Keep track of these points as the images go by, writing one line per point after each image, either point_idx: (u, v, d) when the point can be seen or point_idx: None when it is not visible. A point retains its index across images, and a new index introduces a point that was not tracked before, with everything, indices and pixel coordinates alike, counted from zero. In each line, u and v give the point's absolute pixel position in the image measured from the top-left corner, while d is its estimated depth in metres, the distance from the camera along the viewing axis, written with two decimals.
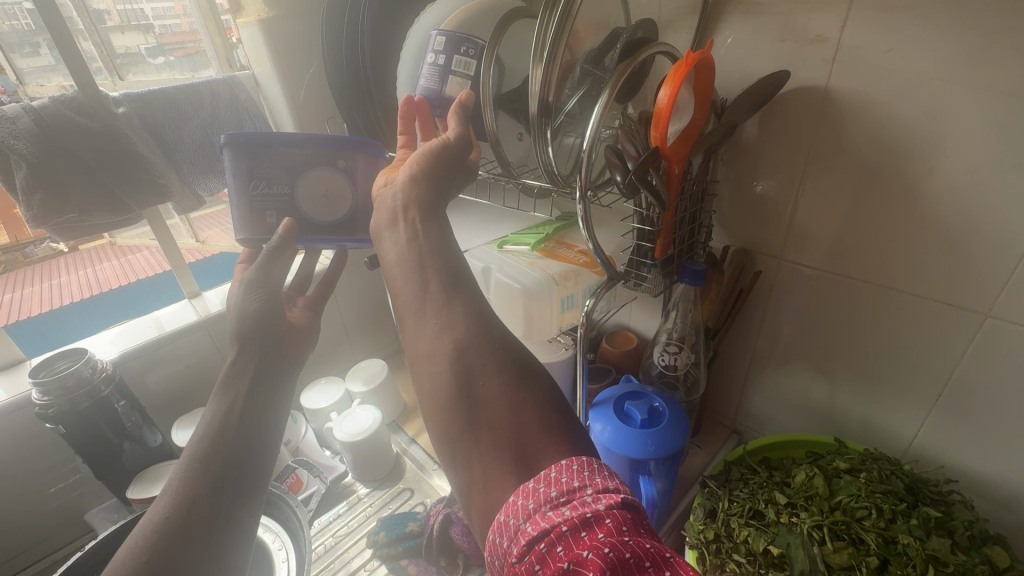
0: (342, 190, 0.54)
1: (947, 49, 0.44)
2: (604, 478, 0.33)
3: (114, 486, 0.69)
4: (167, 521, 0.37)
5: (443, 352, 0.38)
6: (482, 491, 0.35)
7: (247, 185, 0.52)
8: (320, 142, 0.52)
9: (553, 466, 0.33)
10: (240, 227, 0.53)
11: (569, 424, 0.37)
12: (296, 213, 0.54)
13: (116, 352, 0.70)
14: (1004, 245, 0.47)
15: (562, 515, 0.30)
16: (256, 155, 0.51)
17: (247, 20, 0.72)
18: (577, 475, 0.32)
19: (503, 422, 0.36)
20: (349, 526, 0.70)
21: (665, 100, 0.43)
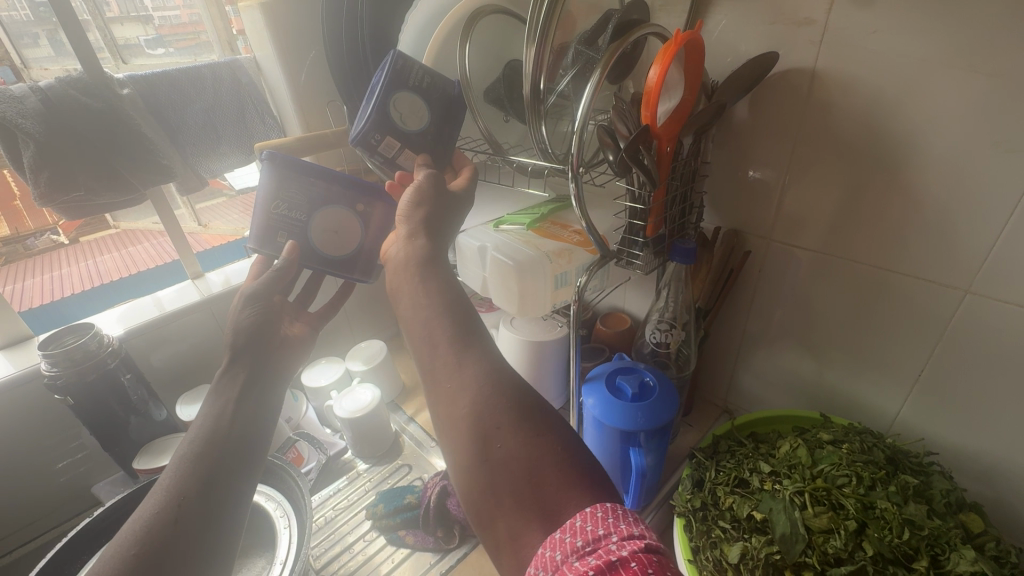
0: (350, 229, 0.59)
1: (928, 30, 0.45)
2: (630, 524, 0.32)
3: (120, 459, 0.71)
4: (175, 484, 0.39)
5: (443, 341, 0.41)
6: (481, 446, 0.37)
7: (270, 203, 0.55)
8: (348, 185, 0.57)
9: (577, 515, 0.33)
10: (253, 239, 0.55)
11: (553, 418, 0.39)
12: (306, 239, 0.57)
13: (121, 329, 0.72)
14: (983, 222, 0.49)
15: (588, 563, 0.30)
16: (290, 175, 0.55)
17: (249, 4, 0.73)
18: (602, 523, 0.32)
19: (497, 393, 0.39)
20: (348, 500, 0.72)
21: (654, 79, 0.45)
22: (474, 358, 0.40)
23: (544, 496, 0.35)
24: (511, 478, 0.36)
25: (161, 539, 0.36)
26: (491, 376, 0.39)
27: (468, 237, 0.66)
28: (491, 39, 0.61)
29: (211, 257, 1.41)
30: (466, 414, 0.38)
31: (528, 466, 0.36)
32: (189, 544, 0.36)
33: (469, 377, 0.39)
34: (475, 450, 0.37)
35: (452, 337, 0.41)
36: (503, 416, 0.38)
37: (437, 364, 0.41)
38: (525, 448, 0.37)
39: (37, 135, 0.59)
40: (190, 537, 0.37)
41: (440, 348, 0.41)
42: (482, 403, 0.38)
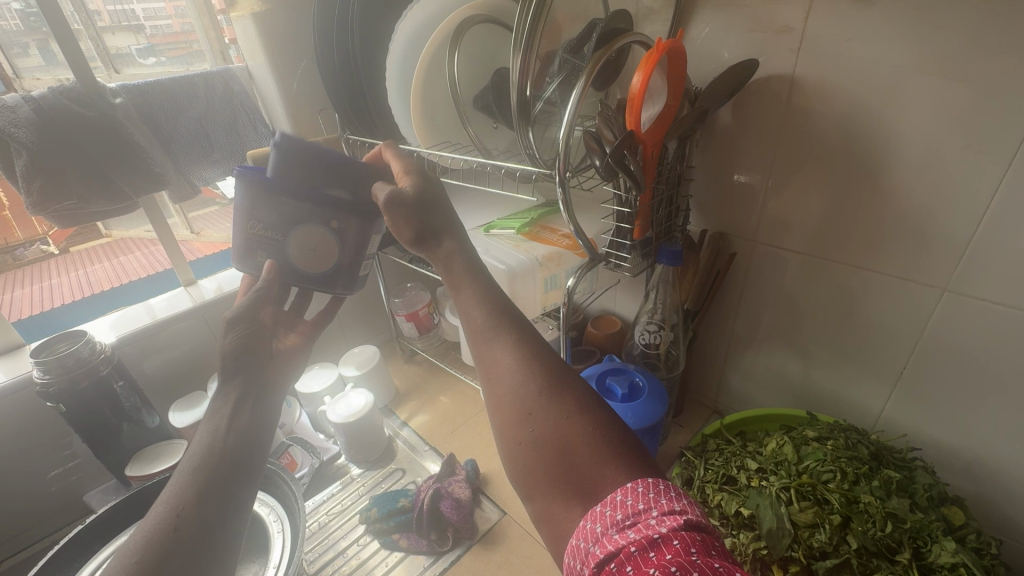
0: (326, 244, 0.59)
1: (900, 37, 0.47)
2: (670, 499, 0.32)
3: (112, 468, 0.71)
4: (176, 493, 0.40)
5: (479, 322, 0.42)
6: (521, 418, 0.38)
7: (245, 224, 0.56)
8: (320, 205, 0.56)
9: (618, 489, 0.33)
10: (235, 259, 0.58)
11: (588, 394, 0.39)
12: (284, 256, 0.58)
13: (114, 336, 0.72)
14: (958, 221, 0.50)
15: (628, 537, 0.31)
16: (262, 196, 0.54)
17: (241, 14, 0.74)
18: (643, 498, 0.32)
19: (528, 378, 0.39)
20: (342, 504, 0.72)
21: (638, 86, 0.46)
22: (508, 339, 0.41)
23: (578, 473, 0.36)
24: (544, 457, 0.37)
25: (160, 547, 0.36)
26: (526, 360, 0.40)
27: None
28: (479, 49, 0.63)
29: (203, 264, 1.40)
30: (509, 396, 0.39)
31: (558, 445, 0.37)
32: (188, 551, 0.37)
33: (497, 365, 0.40)
34: (514, 431, 0.38)
35: (487, 322, 0.42)
36: (536, 404, 0.38)
37: (479, 349, 0.42)
38: (559, 430, 0.37)
39: (29, 145, 0.59)
40: (189, 545, 0.37)
41: (475, 337, 0.42)
42: (515, 389, 0.39)
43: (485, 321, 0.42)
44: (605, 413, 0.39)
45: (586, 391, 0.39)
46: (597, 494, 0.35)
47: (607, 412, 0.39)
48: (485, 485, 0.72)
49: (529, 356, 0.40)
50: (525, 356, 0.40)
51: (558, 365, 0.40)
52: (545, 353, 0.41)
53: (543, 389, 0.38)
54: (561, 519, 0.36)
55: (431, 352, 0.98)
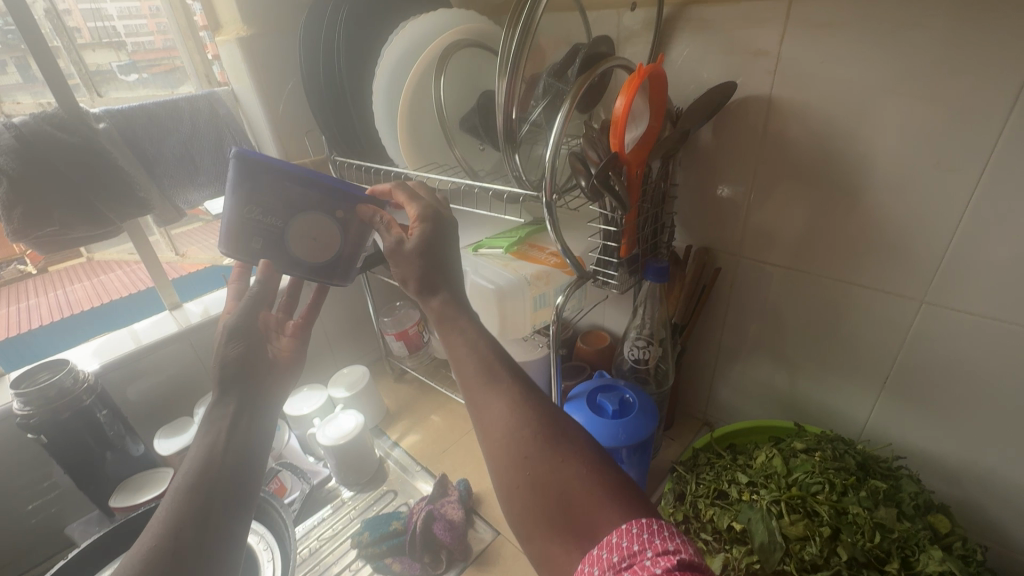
0: (327, 236, 0.56)
1: (871, 59, 0.49)
2: (665, 539, 0.32)
3: (94, 499, 0.69)
4: (166, 521, 0.38)
5: (466, 359, 0.43)
6: (516, 468, 0.38)
7: (242, 207, 0.52)
8: (327, 191, 0.54)
9: (614, 531, 0.34)
10: (224, 244, 0.53)
11: (571, 434, 0.40)
12: (282, 244, 0.55)
13: (97, 363, 0.71)
14: (932, 235, 0.52)
15: None
16: (265, 180, 0.52)
17: (226, 37, 0.75)
18: (638, 539, 0.33)
19: (522, 424, 0.39)
20: (333, 529, 0.71)
21: (621, 109, 0.47)
22: (503, 384, 0.41)
23: (578, 517, 0.36)
24: (542, 501, 0.37)
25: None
26: (518, 406, 0.40)
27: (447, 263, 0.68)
28: (466, 71, 0.64)
29: (188, 284, 1.39)
30: (502, 443, 0.39)
31: (554, 489, 0.37)
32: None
33: (489, 411, 0.40)
34: (508, 477, 0.38)
35: (479, 370, 0.42)
36: (532, 449, 0.38)
37: (472, 396, 0.42)
38: (553, 473, 0.37)
39: (11, 173, 0.58)
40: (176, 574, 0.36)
41: (470, 380, 0.42)
42: (511, 435, 0.39)
43: (481, 358, 0.43)
44: (597, 453, 0.39)
45: (581, 435, 0.40)
46: (599, 532, 0.35)
47: (601, 453, 0.39)
48: (478, 505, 0.72)
49: (522, 403, 0.40)
50: (521, 396, 0.41)
51: (549, 408, 0.41)
52: (538, 398, 0.41)
53: (539, 432, 0.39)
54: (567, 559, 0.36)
55: (421, 370, 0.98)
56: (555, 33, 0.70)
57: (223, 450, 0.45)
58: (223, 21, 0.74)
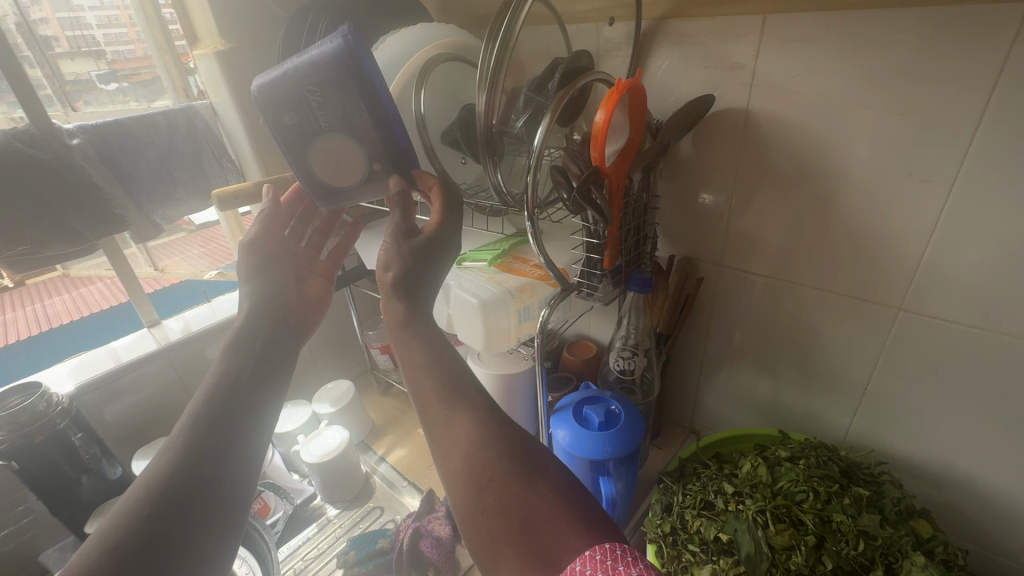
0: (351, 170, 0.53)
1: (843, 72, 0.50)
2: (627, 565, 0.32)
3: (69, 524, 0.67)
4: (136, 514, 0.34)
5: (430, 375, 0.42)
6: (477, 491, 0.38)
7: (308, 82, 0.48)
8: (379, 142, 0.50)
9: (576, 559, 0.34)
10: (267, 88, 0.50)
11: (535, 457, 0.39)
12: (309, 134, 0.51)
13: (72, 384, 0.69)
14: (906, 244, 0.53)
15: None
16: (343, 81, 0.47)
17: (204, 51, 0.74)
18: (600, 566, 0.33)
19: (489, 444, 0.39)
20: (319, 549, 0.70)
21: (600, 123, 0.47)
22: (463, 404, 0.40)
23: (541, 545, 0.36)
24: (507, 526, 0.37)
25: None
26: (482, 425, 0.39)
27: None
28: (446, 84, 0.64)
29: (168, 299, 1.36)
30: (464, 465, 0.39)
31: (519, 514, 0.37)
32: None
33: (453, 431, 0.40)
34: (472, 499, 0.38)
35: (441, 391, 0.41)
36: (497, 471, 0.38)
37: (433, 417, 0.41)
38: (519, 496, 0.37)
39: None
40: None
41: (431, 400, 0.41)
42: (473, 459, 0.38)
43: (443, 375, 0.42)
44: (564, 475, 0.39)
45: (552, 458, 0.40)
46: (564, 559, 0.35)
47: (569, 476, 0.39)
48: None
49: (485, 423, 0.40)
50: (489, 414, 0.40)
51: (515, 430, 0.41)
52: (499, 420, 0.40)
53: (502, 454, 0.38)
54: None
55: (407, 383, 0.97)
56: (535, 47, 0.71)
57: (214, 430, 0.39)
58: (200, 35, 0.74)
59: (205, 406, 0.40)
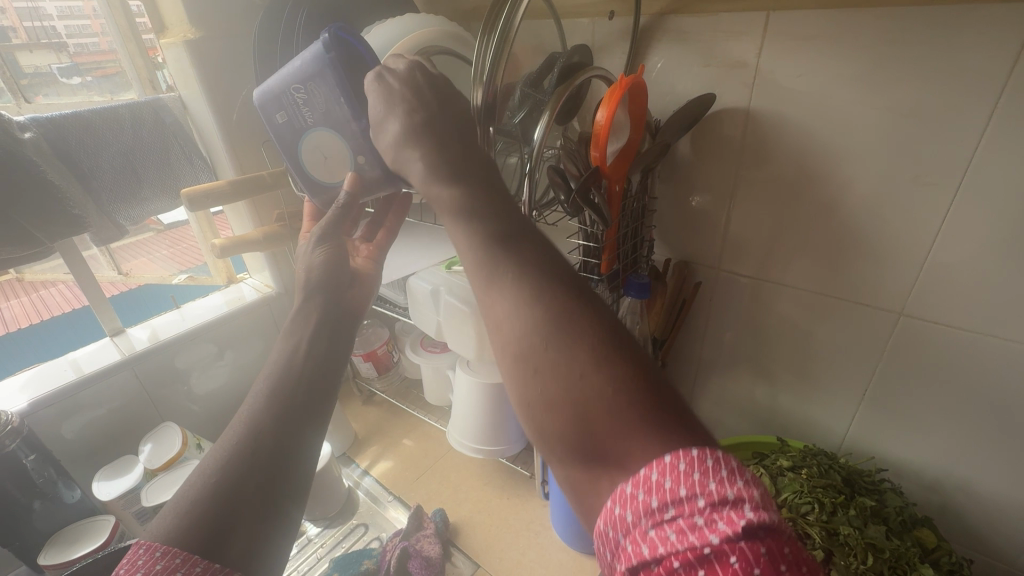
0: (339, 167, 0.50)
1: (846, 74, 0.49)
2: (723, 483, 0.24)
3: (21, 555, 0.61)
4: (195, 502, 0.33)
5: (467, 242, 0.33)
6: (522, 382, 0.30)
7: (295, 79, 0.48)
8: (359, 133, 0.47)
9: (654, 466, 0.25)
10: (264, 91, 0.51)
11: (605, 338, 0.28)
12: (297, 133, 0.50)
13: (26, 400, 0.63)
14: (907, 248, 0.52)
15: (671, 540, 0.24)
16: (323, 74, 0.46)
17: (172, 40, 0.69)
18: (686, 481, 0.24)
19: (531, 327, 0.29)
20: (299, 571, 0.66)
21: (602, 121, 0.45)
22: (505, 276, 0.31)
23: (602, 449, 0.27)
24: (555, 425, 0.28)
25: (191, 539, 0.31)
26: (523, 304, 0.30)
27: (418, 280, 0.64)
28: None
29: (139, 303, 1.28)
30: (506, 346, 0.30)
31: (572, 415, 0.27)
32: (219, 546, 0.32)
33: (496, 305, 0.31)
34: (517, 390, 0.30)
35: (478, 257, 0.32)
36: (542, 361, 0.29)
37: (475, 288, 0.33)
38: (569, 392, 0.28)
39: None
40: (221, 538, 0.32)
41: (472, 268, 0.33)
42: (515, 342, 0.30)
43: (481, 238, 0.32)
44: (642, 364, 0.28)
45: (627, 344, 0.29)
46: (635, 468, 0.26)
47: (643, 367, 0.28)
48: (455, 537, 0.68)
49: (530, 299, 0.30)
50: (530, 293, 0.30)
51: (575, 304, 0.29)
52: (548, 295, 0.30)
53: (547, 339, 0.28)
54: (598, 490, 0.28)
55: (390, 391, 0.93)
56: (529, 41, 0.68)
57: (277, 427, 0.39)
58: (168, 24, 0.69)
59: (273, 390, 0.40)
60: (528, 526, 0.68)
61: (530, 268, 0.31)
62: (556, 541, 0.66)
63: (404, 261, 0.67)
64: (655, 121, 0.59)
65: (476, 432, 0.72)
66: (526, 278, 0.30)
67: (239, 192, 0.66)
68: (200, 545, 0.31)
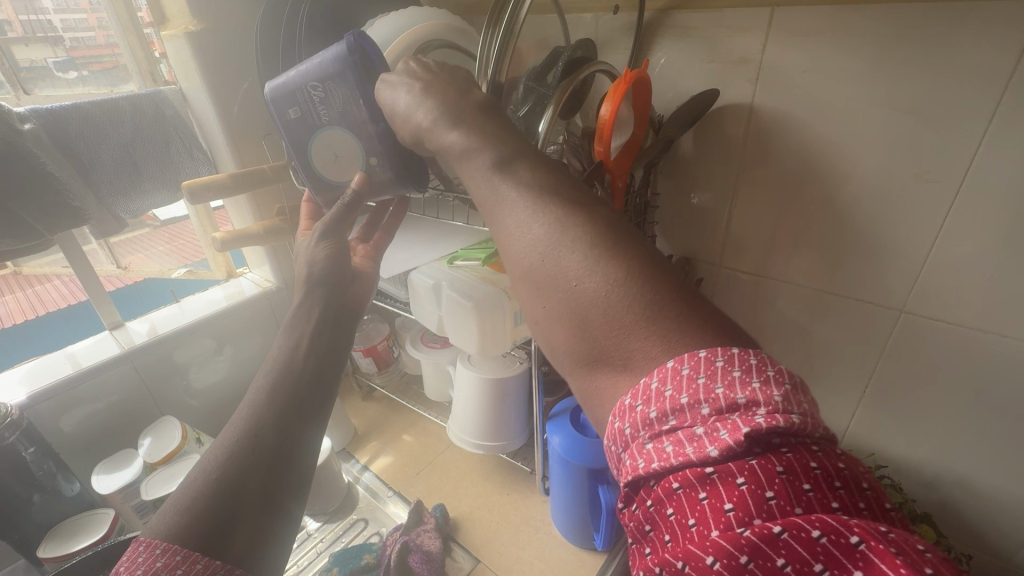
0: (350, 167, 0.50)
1: (850, 70, 0.49)
2: (730, 388, 0.23)
3: (19, 548, 0.61)
4: (195, 499, 0.33)
5: (476, 166, 0.33)
6: (532, 295, 0.30)
7: (312, 78, 0.47)
8: (376, 136, 0.47)
9: (655, 374, 0.25)
10: (275, 85, 0.50)
11: (610, 245, 0.28)
12: (308, 130, 0.50)
13: (24, 393, 0.63)
14: (909, 245, 0.52)
15: (669, 452, 0.23)
16: (344, 76, 0.46)
17: (173, 32, 0.69)
18: (689, 387, 0.24)
19: (537, 241, 0.29)
20: (299, 565, 0.66)
21: (607, 115, 0.45)
22: (512, 195, 0.31)
23: (604, 346, 0.28)
24: (563, 332, 0.29)
25: (192, 535, 0.31)
26: (531, 220, 0.30)
27: (420, 275, 0.63)
28: None
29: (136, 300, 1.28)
30: (515, 261, 0.31)
31: (575, 313, 0.28)
32: (220, 543, 0.32)
33: (505, 223, 0.31)
34: (527, 301, 0.31)
35: (487, 181, 0.32)
36: (548, 272, 0.29)
37: (486, 210, 0.33)
38: (575, 299, 0.28)
39: None
40: (222, 535, 0.32)
41: (482, 190, 0.33)
42: (523, 256, 0.30)
43: (490, 163, 0.32)
44: (649, 268, 0.28)
45: (634, 250, 0.28)
46: (637, 361, 0.27)
47: (647, 264, 0.28)
48: (456, 531, 0.68)
49: (537, 213, 0.30)
50: (536, 203, 0.30)
51: (581, 216, 0.29)
52: (553, 210, 0.30)
53: (553, 250, 0.29)
54: (600, 388, 0.28)
55: (390, 387, 0.93)
56: (532, 36, 0.68)
57: (278, 422, 0.38)
58: (170, 16, 0.69)
59: (274, 386, 0.40)
60: (528, 521, 0.68)
61: (539, 182, 0.31)
62: (556, 536, 0.66)
63: (406, 256, 0.67)
64: (660, 116, 0.59)
65: (477, 428, 0.72)
66: (533, 188, 0.31)
67: (241, 185, 0.66)
68: (201, 543, 0.31)
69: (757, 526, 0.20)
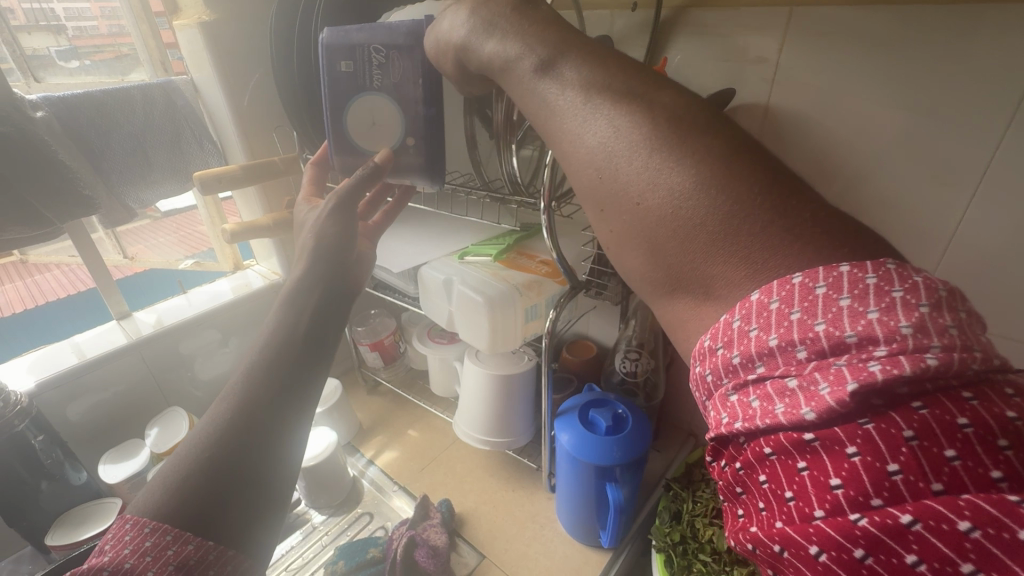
0: (382, 137, 0.51)
1: (866, 71, 0.48)
2: (835, 321, 0.21)
3: (26, 534, 0.61)
4: (183, 478, 0.33)
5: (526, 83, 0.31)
6: (599, 213, 0.29)
7: (378, 38, 0.48)
8: (422, 117, 0.49)
9: (737, 312, 0.24)
10: (334, 33, 0.49)
11: (676, 146, 0.25)
12: (351, 89, 0.50)
13: (32, 381, 0.63)
14: (922, 247, 0.52)
15: (760, 410, 0.22)
16: (412, 51, 0.47)
17: (186, 22, 0.68)
18: (780, 327, 0.22)
19: (595, 154, 0.28)
20: (304, 558, 0.66)
21: None
22: (567, 102, 0.29)
23: (679, 269, 0.26)
24: (635, 250, 0.28)
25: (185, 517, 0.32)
26: (588, 130, 0.28)
27: (430, 270, 0.64)
28: None
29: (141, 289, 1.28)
30: (577, 175, 0.30)
31: (644, 235, 0.27)
32: (211, 524, 0.32)
33: (563, 135, 0.30)
34: (596, 218, 0.30)
35: (536, 96, 0.31)
36: (611, 187, 0.28)
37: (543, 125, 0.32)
38: (643, 214, 0.27)
39: None
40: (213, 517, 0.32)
41: (534, 104, 0.31)
42: (585, 171, 0.29)
43: (536, 79, 0.30)
44: (728, 166, 0.25)
45: (709, 147, 0.25)
46: (719, 284, 0.25)
47: (722, 169, 0.24)
48: (461, 526, 0.68)
49: (594, 119, 0.28)
50: (595, 109, 0.28)
51: (642, 115, 0.27)
52: (611, 115, 0.27)
53: (614, 161, 0.27)
54: (680, 314, 0.27)
55: (395, 381, 0.93)
56: None
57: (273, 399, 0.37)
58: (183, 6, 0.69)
59: (270, 359, 0.38)
60: (533, 518, 0.68)
61: (594, 85, 0.28)
62: (562, 533, 0.66)
63: (417, 250, 0.67)
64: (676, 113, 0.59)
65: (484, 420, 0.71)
66: (585, 94, 0.28)
67: (252, 176, 0.66)
68: (190, 519, 0.32)
69: (877, 513, 0.19)
